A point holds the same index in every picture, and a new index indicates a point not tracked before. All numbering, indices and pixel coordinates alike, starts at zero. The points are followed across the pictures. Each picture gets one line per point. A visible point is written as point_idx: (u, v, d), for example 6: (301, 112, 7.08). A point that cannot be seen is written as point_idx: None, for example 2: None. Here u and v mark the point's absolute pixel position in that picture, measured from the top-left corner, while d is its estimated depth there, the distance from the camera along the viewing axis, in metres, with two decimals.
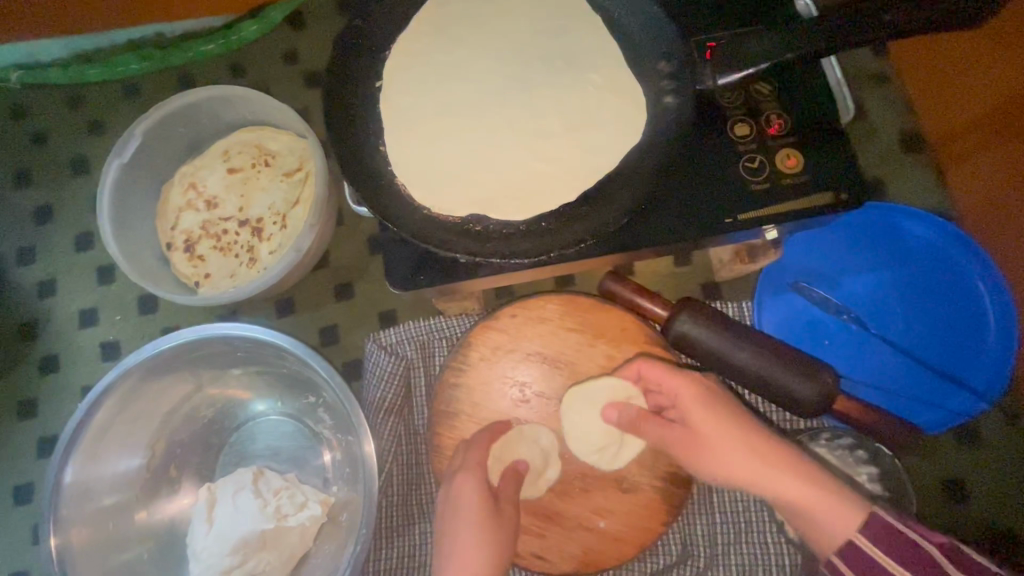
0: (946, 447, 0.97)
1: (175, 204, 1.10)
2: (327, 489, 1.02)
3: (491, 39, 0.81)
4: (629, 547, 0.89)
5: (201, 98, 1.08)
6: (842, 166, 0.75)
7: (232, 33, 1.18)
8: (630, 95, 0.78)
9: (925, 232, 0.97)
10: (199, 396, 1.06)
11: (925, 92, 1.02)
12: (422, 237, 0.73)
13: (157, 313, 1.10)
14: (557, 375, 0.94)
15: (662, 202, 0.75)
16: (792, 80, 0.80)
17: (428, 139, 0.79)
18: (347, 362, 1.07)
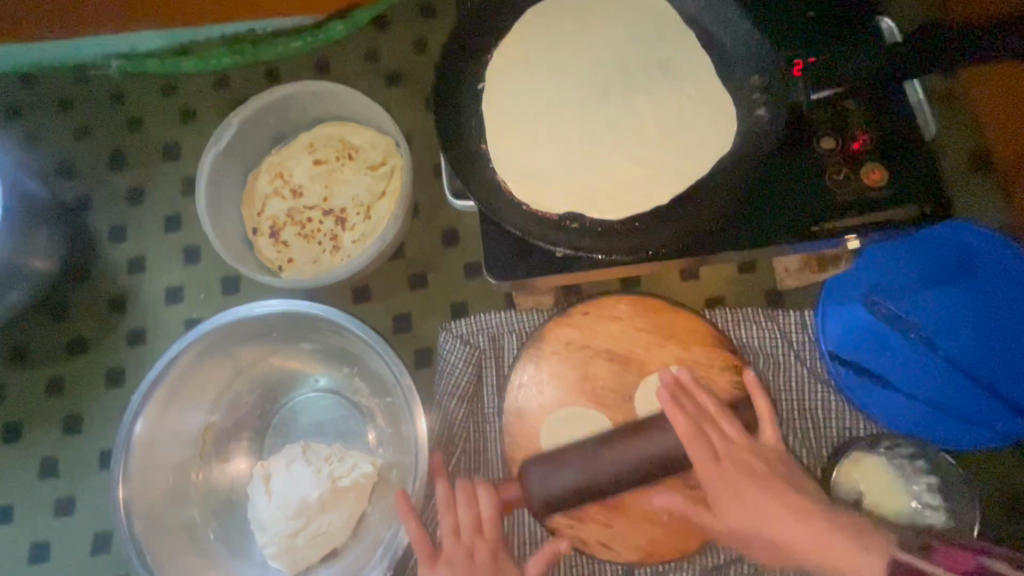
0: (1007, 461, 0.98)
1: (262, 190, 1.16)
2: (374, 452, 1.05)
3: (589, 49, 0.86)
4: (692, 540, 0.92)
5: (294, 93, 1.14)
6: (926, 183, 0.79)
7: (321, 32, 1.26)
8: (724, 104, 0.82)
9: (997, 258, 0.98)
10: (250, 369, 1.06)
11: (994, 115, 1.04)
12: (524, 230, 0.78)
13: (239, 294, 1.16)
14: (627, 372, 0.98)
15: (752, 207, 0.79)
16: (877, 99, 0.83)
17: (527, 139, 0.83)
18: (419, 349, 1.11)
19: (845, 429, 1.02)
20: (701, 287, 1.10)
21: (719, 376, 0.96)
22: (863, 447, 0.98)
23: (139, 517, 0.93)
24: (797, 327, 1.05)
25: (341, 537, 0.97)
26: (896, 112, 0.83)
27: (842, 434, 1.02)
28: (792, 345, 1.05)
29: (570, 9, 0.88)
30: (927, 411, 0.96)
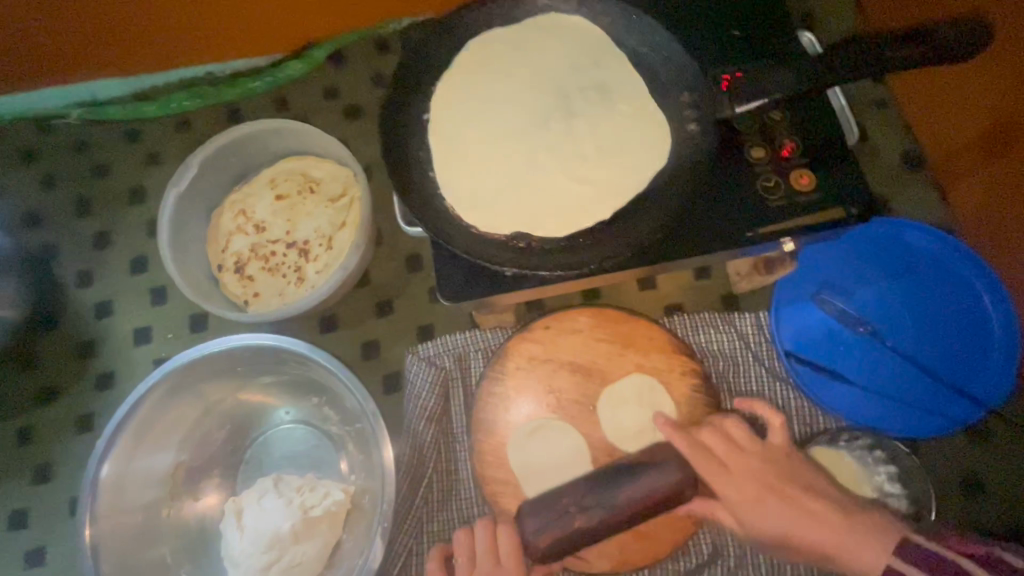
0: (961, 446, 1.01)
1: (226, 227, 1.18)
2: (347, 479, 1.06)
3: (528, 76, 0.90)
4: (662, 545, 0.94)
5: (253, 131, 1.17)
6: (853, 185, 0.83)
7: (279, 71, 1.29)
8: (657, 122, 0.86)
9: (933, 249, 1.03)
10: (217, 404, 1.06)
11: (925, 116, 1.09)
12: (473, 252, 0.80)
13: (207, 331, 1.16)
14: (590, 383, 1.00)
15: (690, 217, 0.82)
16: (803, 109, 0.87)
17: (472, 164, 0.87)
18: (388, 375, 1.12)
19: (806, 425, 1.04)
20: (660, 296, 1.13)
21: (679, 380, 0.99)
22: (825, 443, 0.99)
23: (109, 561, 0.92)
24: (754, 328, 1.08)
25: (316, 568, 0.97)
26: (822, 120, 0.87)
27: (802, 430, 1.04)
28: (749, 347, 1.07)
29: (507, 38, 0.92)
30: (885, 403, 1.00)
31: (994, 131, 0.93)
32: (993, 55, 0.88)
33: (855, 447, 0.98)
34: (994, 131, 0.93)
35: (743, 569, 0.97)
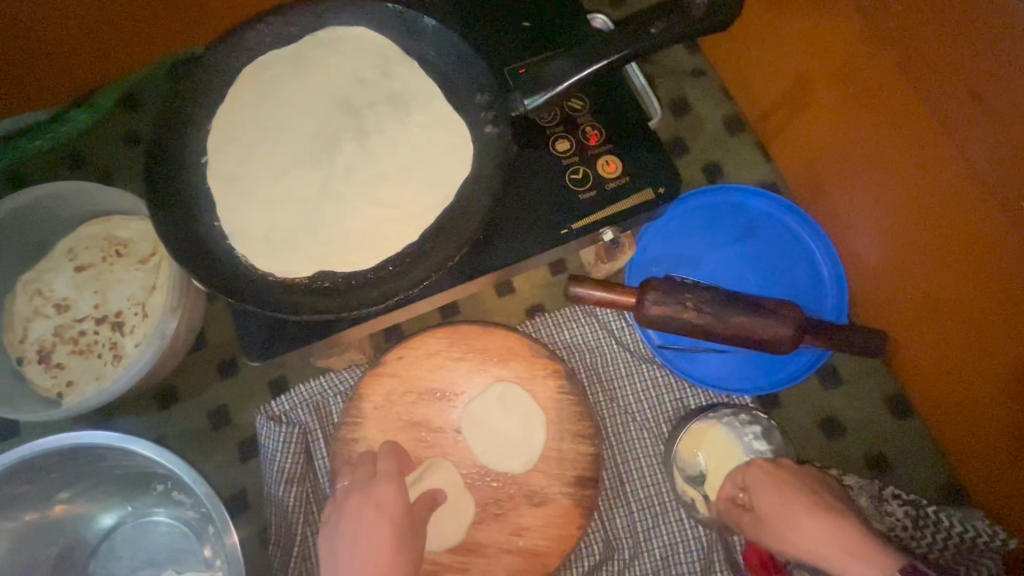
0: (816, 389, 1.05)
1: (21, 313, 1.03)
2: (211, 566, 0.95)
3: (313, 98, 0.82)
4: (552, 559, 0.90)
5: (31, 200, 1.01)
6: (659, 164, 0.82)
7: (60, 124, 1.09)
8: (456, 128, 0.81)
9: (760, 206, 1.07)
10: (34, 523, 0.92)
11: (736, 79, 1.13)
12: (269, 304, 0.73)
13: (19, 435, 1.01)
14: (453, 407, 0.95)
15: (504, 223, 0.78)
16: (602, 92, 0.86)
17: (263, 204, 0.79)
18: (243, 440, 1.02)
19: (677, 401, 1.05)
20: (520, 300, 1.10)
21: (543, 386, 0.96)
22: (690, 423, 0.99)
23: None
24: (614, 316, 1.06)
25: None
26: (622, 101, 0.86)
27: (675, 407, 1.04)
28: (612, 335, 1.06)
29: (286, 59, 0.83)
30: (741, 361, 1.03)
31: (803, 82, 0.95)
32: (790, 10, 0.91)
33: (717, 416, 1.00)
34: (803, 81, 0.95)
35: (638, 558, 0.98)
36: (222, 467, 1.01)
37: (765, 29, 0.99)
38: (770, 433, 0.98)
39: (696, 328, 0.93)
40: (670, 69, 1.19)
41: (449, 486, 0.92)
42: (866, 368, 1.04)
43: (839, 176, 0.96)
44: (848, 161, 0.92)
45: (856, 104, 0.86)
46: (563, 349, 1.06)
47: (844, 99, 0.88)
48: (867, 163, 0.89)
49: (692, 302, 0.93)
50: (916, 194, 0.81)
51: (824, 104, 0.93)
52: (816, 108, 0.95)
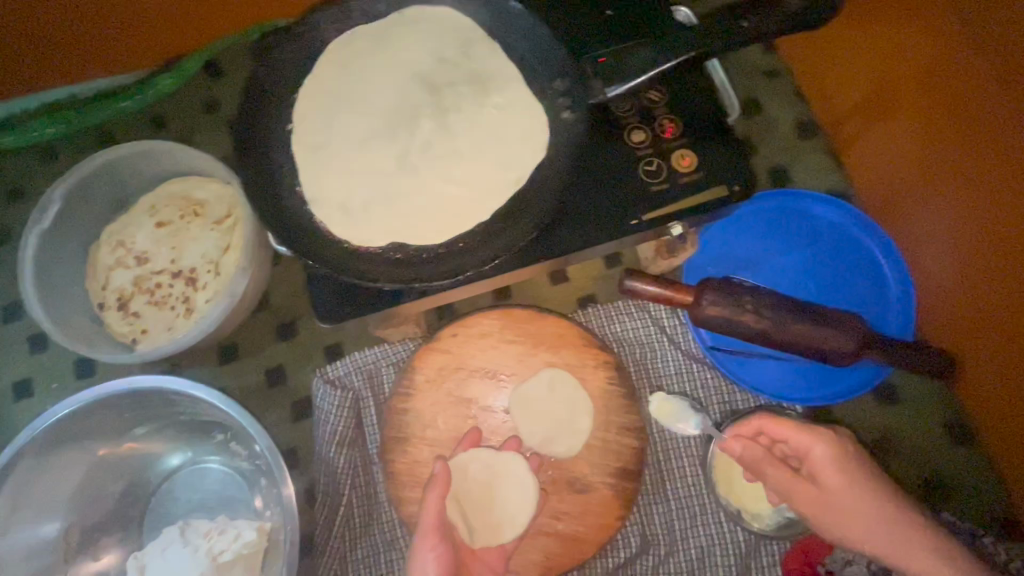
0: (872, 406, 1.02)
1: (104, 262, 1.09)
2: (261, 516, 1.00)
3: (395, 73, 0.84)
4: (589, 545, 0.91)
5: (120, 155, 1.07)
6: (735, 161, 0.81)
7: (147, 87, 1.16)
8: (533, 112, 0.82)
9: (827, 213, 1.05)
10: (106, 458, 0.98)
11: (813, 81, 1.10)
12: (344, 269, 0.76)
13: (95, 375, 1.08)
14: (502, 387, 0.97)
15: (574, 209, 0.79)
16: (680, 84, 0.85)
17: (342, 173, 0.81)
18: (298, 400, 1.06)
19: (724, 404, 1.04)
20: (572, 289, 1.11)
21: (593, 376, 0.96)
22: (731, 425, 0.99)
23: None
24: (668, 313, 1.06)
25: None
26: (700, 94, 0.85)
27: (722, 410, 1.03)
28: (663, 331, 1.06)
29: (372, 35, 0.86)
30: (793, 369, 1.01)
31: (885, 89, 0.92)
32: (883, 15, 0.87)
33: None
34: (885, 88, 0.92)
35: (674, 556, 0.97)
36: (277, 424, 1.06)
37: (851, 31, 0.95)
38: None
39: (753, 331, 0.92)
40: (745, 67, 1.17)
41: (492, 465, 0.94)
42: (926, 389, 1.01)
43: (914, 191, 0.93)
44: (922, 177, 0.91)
45: (942, 120, 0.83)
46: (614, 341, 1.06)
47: (926, 116, 0.86)
48: (952, 176, 0.84)
49: (752, 305, 0.91)
50: (1004, 211, 0.77)
51: (904, 118, 0.91)
52: (894, 120, 0.93)
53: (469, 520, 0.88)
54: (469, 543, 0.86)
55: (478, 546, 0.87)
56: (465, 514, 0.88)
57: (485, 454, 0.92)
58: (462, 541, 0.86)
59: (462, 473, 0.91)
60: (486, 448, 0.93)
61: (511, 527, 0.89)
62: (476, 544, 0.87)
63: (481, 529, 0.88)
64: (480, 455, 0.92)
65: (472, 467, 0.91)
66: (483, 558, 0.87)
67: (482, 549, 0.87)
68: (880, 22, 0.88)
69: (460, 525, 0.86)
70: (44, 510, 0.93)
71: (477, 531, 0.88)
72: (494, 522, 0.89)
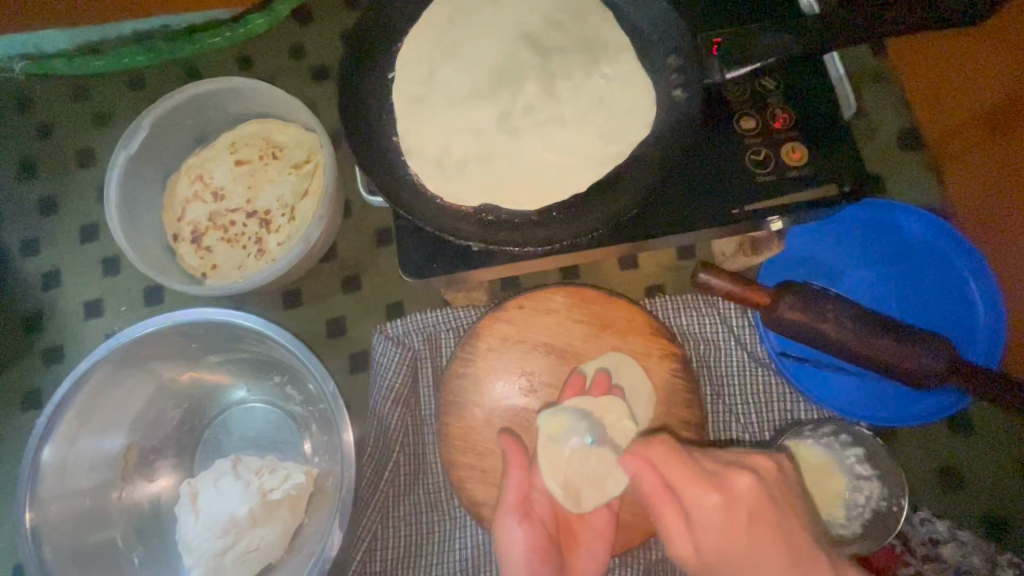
0: (942, 434, 0.98)
1: (181, 194, 1.10)
2: (310, 461, 1.01)
3: (503, 30, 0.82)
4: (635, 534, 0.90)
5: (209, 90, 1.07)
6: (848, 161, 0.77)
7: (240, 25, 1.17)
8: (642, 87, 0.80)
9: (919, 229, 0.99)
10: (172, 384, 1.01)
11: (922, 90, 1.04)
12: (436, 225, 0.75)
13: (163, 304, 1.10)
14: (563, 366, 0.96)
15: (673, 192, 0.77)
16: (797, 74, 0.81)
17: (440, 128, 0.80)
18: (355, 353, 1.07)
19: (786, 412, 1.01)
20: (642, 276, 1.08)
21: (657, 366, 0.94)
22: (792, 436, 0.96)
23: (50, 544, 0.88)
24: (737, 312, 1.03)
25: (276, 550, 0.93)
26: (818, 86, 0.81)
27: (783, 419, 1.01)
28: (731, 331, 1.03)
29: None
30: (863, 385, 0.98)
31: (999, 111, 0.88)
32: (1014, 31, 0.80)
33: (821, 435, 0.96)
34: (998, 110, 0.88)
35: None
36: (333, 374, 1.07)
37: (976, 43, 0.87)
38: (877, 456, 0.95)
39: (833, 341, 0.88)
40: (849, 68, 1.12)
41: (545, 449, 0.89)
42: (999, 422, 0.97)
43: (1022, 217, 0.87)
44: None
45: None
46: (679, 334, 1.03)
47: None
48: None
49: (834, 314, 0.87)
50: None
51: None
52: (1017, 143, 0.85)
53: (572, 483, 0.86)
54: (577, 506, 0.86)
55: (586, 508, 0.86)
56: (568, 478, 0.86)
57: (580, 407, 0.91)
58: (565, 511, 0.85)
59: (559, 433, 0.90)
60: (581, 399, 0.91)
61: (615, 482, 0.88)
62: (584, 510, 0.86)
63: (588, 493, 0.86)
64: (579, 409, 0.91)
65: (569, 426, 0.90)
66: (592, 521, 0.85)
67: (591, 509, 0.86)
68: (1001, 42, 0.83)
69: (562, 496, 0.85)
70: (109, 426, 0.96)
71: (584, 495, 0.86)
72: (597, 478, 0.87)
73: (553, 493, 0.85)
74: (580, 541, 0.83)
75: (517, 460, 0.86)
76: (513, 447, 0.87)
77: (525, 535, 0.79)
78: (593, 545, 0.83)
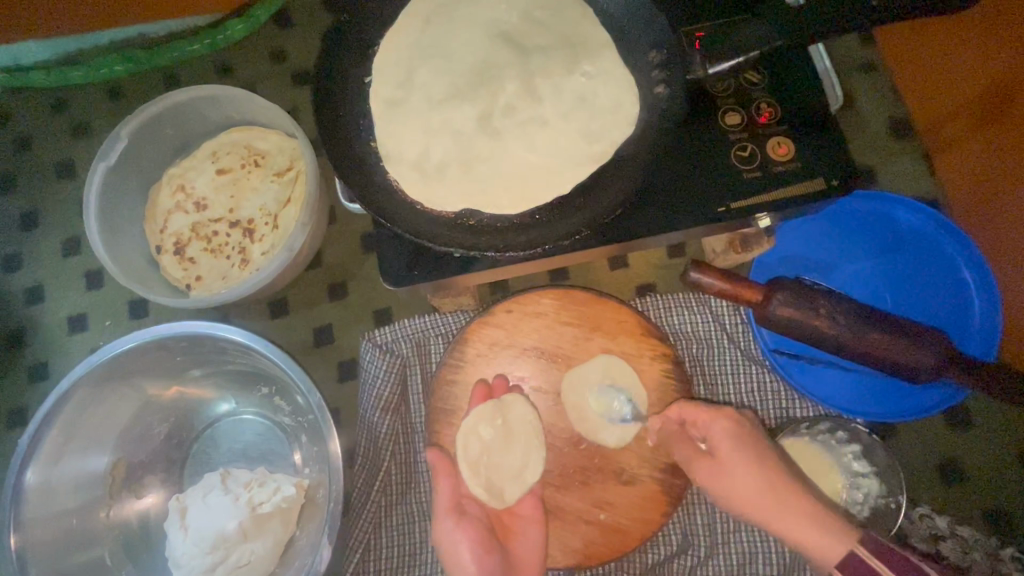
0: (940, 428, 0.97)
1: (163, 205, 1.08)
2: (300, 473, 1.00)
3: (481, 30, 0.80)
4: (630, 538, 0.89)
5: (187, 98, 1.05)
6: (837, 155, 0.76)
7: (218, 32, 1.15)
8: (625, 85, 0.78)
9: (911, 219, 0.97)
10: (158, 398, 1.00)
11: (914, 79, 1.02)
12: (415, 231, 0.74)
13: (148, 317, 1.09)
14: (554, 369, 0.94)
15: (657, 191, 0.76)
16: (783, 68, 0.79)
17: (419, 132, 0.79)
18: (343, 362, 1.06)
19: (781, 410, 1.00)
20: (632, 276, 1.07)
21: (649, 367, 0.92)
22: (786, 434, 0.95)
23: (36, 567, 0.87)
24: (729, 309, 1.01)
25: (267, 565, 0.92)
26: (804, 79, 0.79)
27: (778, 416, 0.99)
28: (723, 329, 1.01)
29: None
30: (857, 380, 0.97)
31: (995, 97, 0.85)
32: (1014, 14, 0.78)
33: (816, 433, 0.95)
34: (995, 96, 0.85)
35: (713, 559, 0.95)
36: (321, 384, 1.05)
37: (982, 22, 0.84)
38: (872, 453, 0.94)
39: (826, 337, 0.86)
40: (838, 59, 1.10)
41: (527, 454, 0.90)
42: (997, 415, 0.96)
43: (1019, 206, 0.86)
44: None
45: None
46: (671, 335, 1.01)
47: None
48: None
49: (826, 310, 0.85)
50: None
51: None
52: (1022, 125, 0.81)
53: (494, 478, 0.87)
54: (505, 500, 0.86)
55: (513, 500, 0.86)
56: (491, 475, 0.87)
57: (488, 411, 0.89)
58: (494, 510, 0.85)
59: (472, 437, 0.89)
60: (489, 403, 0.89)
61: (532, 470, 0.89)
62: (511, 502, 0.86)
63: (512, 483, 0.87)
64: (484, 414, 0.89)
65: (479, 429, 0.88)
66: (521, 512, 0.85)
67: (519, 500, 0.87)
68: (999, 27, 0.81)
69: (487, 497, 0.85)
70: (95, 444, 0.95)
71: (507, 489, 0.87)
72: (516, 471, 0.88)
73: (477, 494, 0.85)
74: (515, 531, 0.83)
75: (444, 469, 0.82)
76: (438, 456, 0.83)
77: (467, 534, 0.78)
78: (528, 533, 0.83)
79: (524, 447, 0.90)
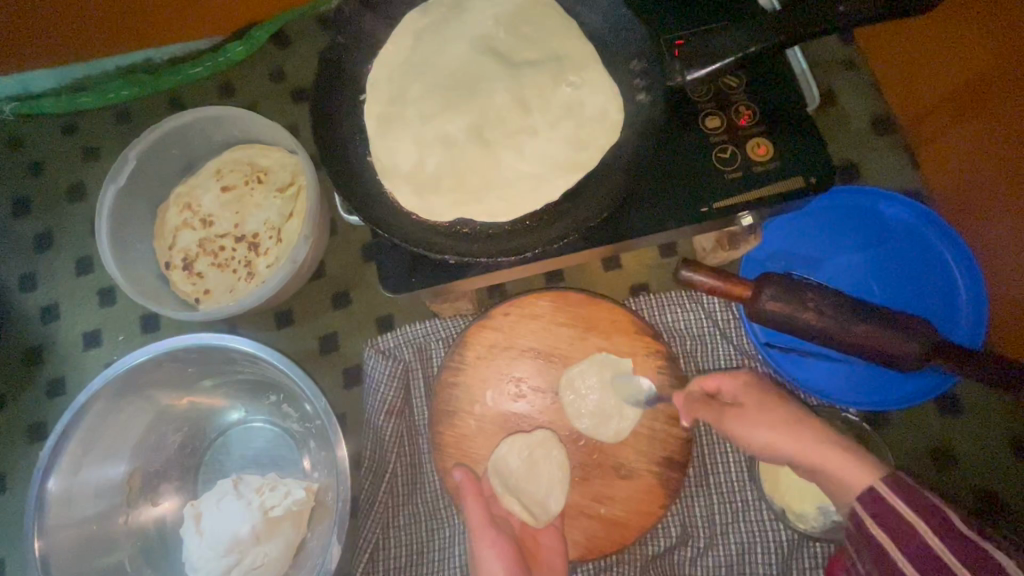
0: (930, 414, 0.99)
1: (171, 223, 1.12)
2: (310, 477, 1.03)
3: (469, 45, 0.84)
4: (631, 531, 0.92)
5: (191, 119, 1.10)
6: (814, 153, 0.79)
7: (220, 54, 1.20)
8: (609, 95, 0.81)
9: (896, 213, 1.01)
10: (172, 409, 1.04)
11: (894, 76, 1.05)
12: (412, 240, 0.78)
13: (159, 331, 1.13)
14: (551, 368, 0.97)
15: (643, 195, 0.79)
16: (759, 73, 0.83)
17: (412, 146, 0.82)
18: (347, 368, 1.09)
19: None
20: (626, 276, 1.10)
21: (644, 363, 0.95)
22: None
23: (58, 572, 0.90)
24: (722, 306, 1.04)
25: (279, 567, 0.95)
26: (779, 83, 0.82)
27: None
28: (716, 325, 1.04)
29: (448, 8, 0.86)
30: (851, 372, 0.99)
31: (973, 90, 0.87)
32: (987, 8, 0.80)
33: None
34: (973, 90, 0.87)
35: (714, 549, 0.97)
36: (327, 390, 1.09)
37: (955, 23, 0.87)
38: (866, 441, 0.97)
39: (816, 330, 0.87)
40: (820, 59, 1.13)
41: (549, 466, 0.93)
42: (987, 401, 0.98)
43: (1002, 196, 0.87)
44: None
45: None
46: (665, 331, 1.04)
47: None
48: None
49: (815, 304, 0.86)
50: None
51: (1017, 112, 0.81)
52: (1002, 118, 0.84)
53: (525, 504, 0.90)
54: (532, 526, 0.89)
55: (539, 526, 0.89)
56: (520, 500, 0.90)
57: (517, 443, 0.94)
58: (527, 529, 0.88)
59: (502, 466, 0.93)
60: (518, 435, 0.94)
61: (555, 497, 0.92)
62: (541, 526, 0.89)
63: (541, 506, 0.91)
64: (514, 444, 0.94)
65: (508, 458, 0.93)
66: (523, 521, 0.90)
67: (544, 527, 0.89)
68: (975, 20, 0.83)
69: (518, 512, 0.89)
70: (112, 452, 0.99)
71: (538, 511, 0.90)
72: (540, 498, 0.91)
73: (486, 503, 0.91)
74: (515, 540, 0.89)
75: (471, 490, 0.86)
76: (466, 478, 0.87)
77: (493, 551, 0.82)
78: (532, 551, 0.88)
79: (552, 473, 0.93)
